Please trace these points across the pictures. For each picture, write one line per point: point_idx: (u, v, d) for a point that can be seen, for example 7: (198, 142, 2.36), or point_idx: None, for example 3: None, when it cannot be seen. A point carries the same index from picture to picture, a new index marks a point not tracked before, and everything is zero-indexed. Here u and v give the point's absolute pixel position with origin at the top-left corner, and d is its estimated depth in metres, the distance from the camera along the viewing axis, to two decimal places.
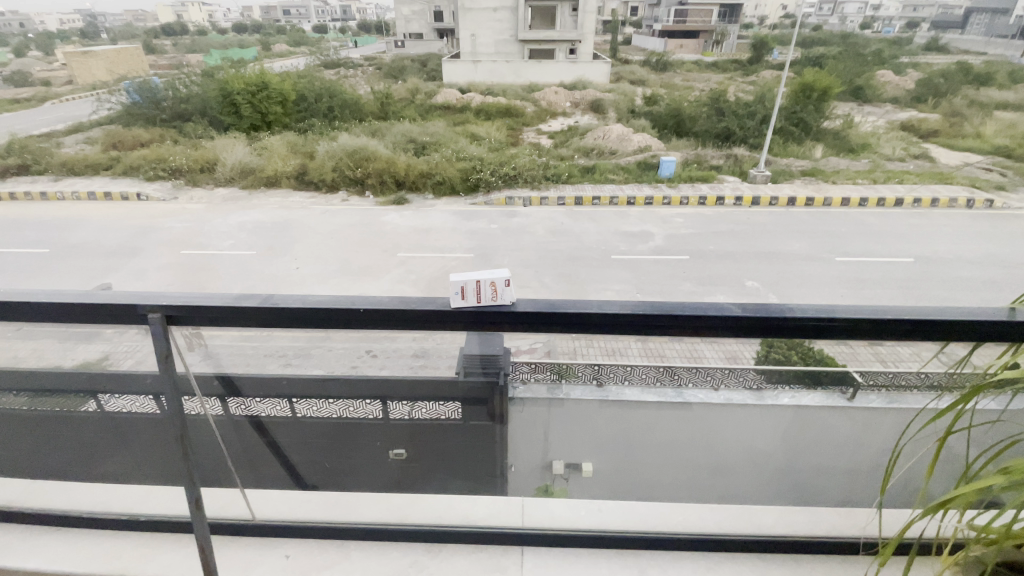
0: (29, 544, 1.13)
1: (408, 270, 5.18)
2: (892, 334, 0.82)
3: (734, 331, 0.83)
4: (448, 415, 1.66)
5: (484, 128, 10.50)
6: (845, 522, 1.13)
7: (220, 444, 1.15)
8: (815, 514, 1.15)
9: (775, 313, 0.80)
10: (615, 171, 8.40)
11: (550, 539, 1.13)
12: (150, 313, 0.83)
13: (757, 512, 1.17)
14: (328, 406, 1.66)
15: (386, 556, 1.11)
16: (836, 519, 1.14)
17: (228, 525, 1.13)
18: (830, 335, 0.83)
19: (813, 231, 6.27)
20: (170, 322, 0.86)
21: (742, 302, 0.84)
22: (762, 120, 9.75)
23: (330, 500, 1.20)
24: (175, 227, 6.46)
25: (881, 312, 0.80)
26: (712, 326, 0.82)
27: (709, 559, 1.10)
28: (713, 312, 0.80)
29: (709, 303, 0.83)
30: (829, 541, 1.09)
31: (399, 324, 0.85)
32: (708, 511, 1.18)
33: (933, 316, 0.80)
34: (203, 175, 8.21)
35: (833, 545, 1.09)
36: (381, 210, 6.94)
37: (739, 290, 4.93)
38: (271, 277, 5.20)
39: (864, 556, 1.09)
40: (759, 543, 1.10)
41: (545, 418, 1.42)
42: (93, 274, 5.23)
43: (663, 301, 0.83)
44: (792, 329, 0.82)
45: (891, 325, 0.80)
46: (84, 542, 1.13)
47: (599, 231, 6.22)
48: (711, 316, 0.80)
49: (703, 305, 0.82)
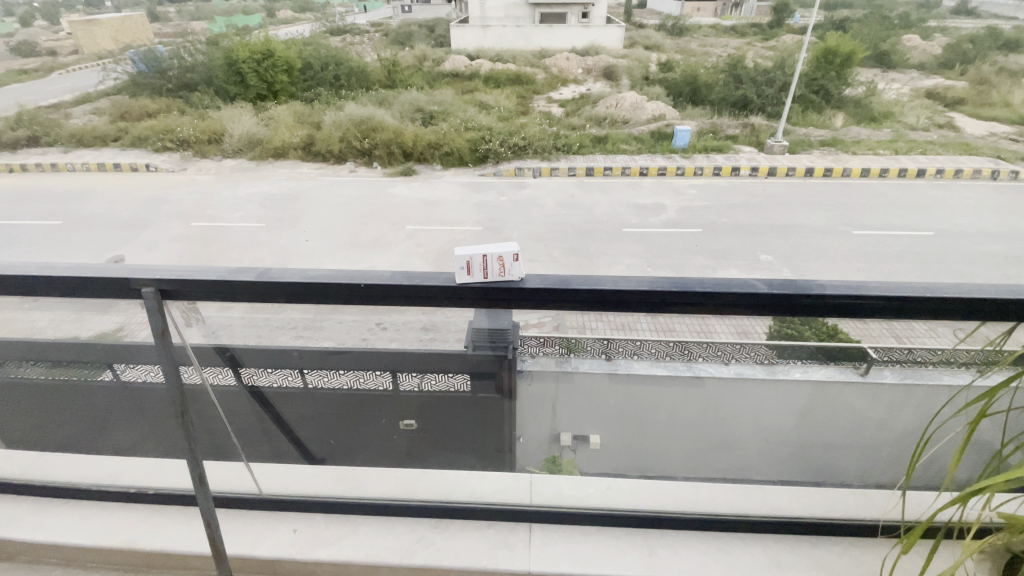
0: (38, 516, 1.15)
1: (417, 243, 5.21)
2: (926, 314, 0.78)
3: (754, 309, 0.80)
4: (458, 386, 1.72)
5: (493, 96, 10.21)
6: (864, 505, 1.11)
7: (223, 417, 1.12)
8: (830, 494, 1.14)
9: (800, 291, 0.77)
10: (629, 140, 8.20)
11: (556, 517, 1.14)
12: (143, 287, 0.82)
13: (770, 492, 1.15)
14: (338, 378, 1.49)
15: (393, 532, 1.12)
16: (851, 501, 1.12)
17: (238, 499, 1.15)
18: (854, 314, 0.79)
19: (831, 203, 6.10)
20: (164, 297, 0.85)
21: (767, 279, 0.80)
22: (781, 88, 9.39)
23: (337, 473, 1.20)
24: (184, 199, 6.51)
25: (906, 290, 0.76)
26: (733, 304, 0.79)
27: (722, 540, 1.10)
28: (737, 288, 0.77)
29: (732, 280, 0.79)
30: (844, 524, 1.08)
31: (403, 301, 0.83)
32: (720, 490, 1.16)
33: (965, 295, 0.76)
34: (210, 147, 8.17)
35: (843, 527, 1.08)
36: (389, 181, 6.92)
37: (752, 265, 4.86)
38: (279, 250, 5.22)
39: (884, 539, 1.08)
40: (769, 526, 1.10)
41: (553, 394, 1.49)
42: (105, 247, 5.31)
43: (682, 277, 0.80)
44: (814, 306, 0.79)
45: (926, 306, 0.77)
46: (93, 515, 1.16)
47: (610, 204, 6.14)
48: (733, 292, 0.77)
49: (725, 282, 0.79)
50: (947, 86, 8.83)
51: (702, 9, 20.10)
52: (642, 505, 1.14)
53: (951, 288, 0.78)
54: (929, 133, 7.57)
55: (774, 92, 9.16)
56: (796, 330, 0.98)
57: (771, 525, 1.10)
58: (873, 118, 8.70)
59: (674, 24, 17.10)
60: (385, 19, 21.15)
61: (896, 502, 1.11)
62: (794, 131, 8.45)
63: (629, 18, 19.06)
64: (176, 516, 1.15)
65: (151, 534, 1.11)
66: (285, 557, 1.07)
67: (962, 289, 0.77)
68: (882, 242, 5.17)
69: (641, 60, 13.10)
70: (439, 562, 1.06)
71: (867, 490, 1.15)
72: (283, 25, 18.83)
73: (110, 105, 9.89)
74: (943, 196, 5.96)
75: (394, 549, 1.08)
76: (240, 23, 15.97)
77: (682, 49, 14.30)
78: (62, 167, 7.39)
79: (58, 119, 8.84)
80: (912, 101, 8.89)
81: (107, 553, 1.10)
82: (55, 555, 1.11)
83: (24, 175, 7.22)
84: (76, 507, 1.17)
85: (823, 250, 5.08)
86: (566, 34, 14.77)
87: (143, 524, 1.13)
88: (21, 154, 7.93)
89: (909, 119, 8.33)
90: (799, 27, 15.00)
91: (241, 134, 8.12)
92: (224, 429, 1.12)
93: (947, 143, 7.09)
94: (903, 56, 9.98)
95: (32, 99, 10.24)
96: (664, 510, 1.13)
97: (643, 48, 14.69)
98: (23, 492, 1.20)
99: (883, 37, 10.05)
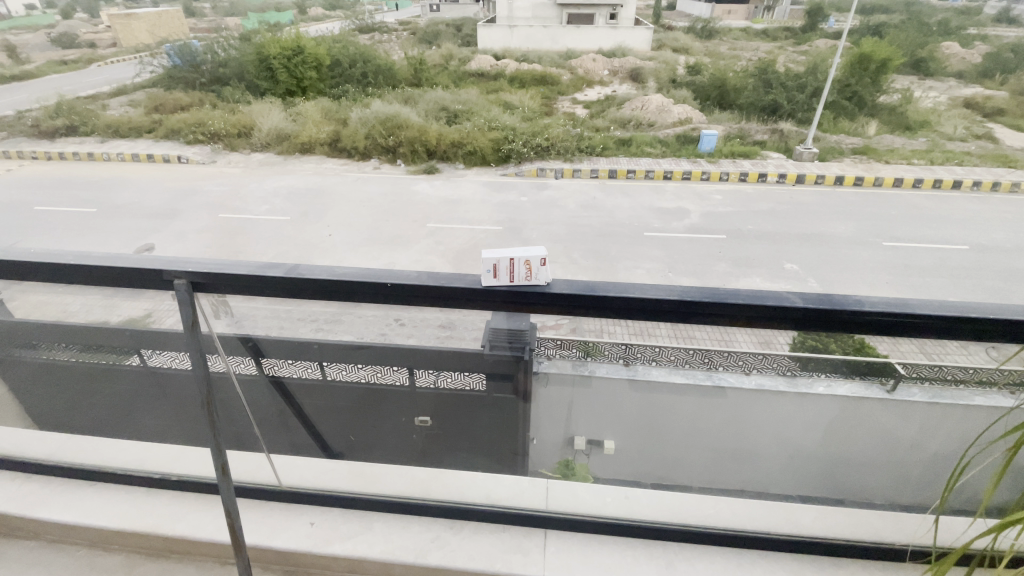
0: (64, 497, 1.19)
1: (437, 240, 5.26)
2: (966, 335, 0.75)
3: (788, 322, 0.78)
4: (473, 386, 1.73)
5: (518, 96, 10.17)
6: (890, 528, 1.07)
7: (245, 406, 1.14)
8: (855, 515, 1.10)
9: (835, 307, 0.75)
10: (653, 143, 8.10)
11: (573, 524, 1.13)
12: (175, 279, 0.84)
13: (794, 509, 1.13)
14: (355, 371, 1.70)
15: (408, 530, 1.13)
16: (880, 523, 1.09)
17: (258, 490, 1.17)
18: (890, 331, 0.77)
19: (861, 213, 5.92)
20: (195, 289, 0.87)
21: (802, 292, 0.78)
22: (812, 93, 9.14)
23: (354, 470, 1.21)
24: (214, 190, 6.71)
25: (941, 308, 0.73)
26: (766, 317, 0.77)
27: (744, 557, 1.07)
28: (772, 301, 0.75)
29: (764, 292, 0.77)
30: (872, 546, 1.05)
31: (428, 301, 0.83)
32: (742, 504, 1.14)
33: (1003, 316, 0.73)
34: (240, 140, 8.33)
35: (872, 550, 1.05)
36: (411, 179, 7.01)
37: (776, 274, 4.77)
38: (303, 243, 5.31)
39: (911, 564, 1.04)
40: (792, 546, 1.07)
41: (570, 398, 1.44)
42: (136, 234, 5.49)
43: (716, 287, 0.78)
44: (850, 323, 0.76)
45: (969, 325, 0.74)
46: (119, 498, 1.19)
47: (632, 207, 6.10)
48: (768, 305, 0.75)
49: (761, 294, 0.77)
50: (986, 96, 8.75)
51: (733, 12, 19.83)
52: (660, 516, 1.12)
53: (994, 308, 0.74)
54: (966, 144, 7.54)
55: (806, 97, 8.89)
56: (822, 342, 0.95)
57: (797, 545, 1.07)
58: (908, 126, 8.51)
59: (704, 26, 16.86)
60: (413, 18, 21.34)
61: (929, 527, 1.07)
62: (825, 138, 8.23)
63: (657, 20, 18.95)
64: (198, 503, 1.18)
65: (173, 520, 1.14)
66: (301, 549, 1.08)
67: (1003, 308, 0.74)
68: (914, 255, 5.06)
69: (668, 62, 12.91)
70: (453, 563, 1.06)
71: (898, 514, 1.10)
72: (314, 22, 19.17)
73: (146, 97, 10.22)
74: (980, 208, 5.84)
75: (409, 547, 1.09)
76: (272, 20, 16.29)
77: (711, 52, 14.12)
78: (98, 156, 7.74)
79: (95, 110, 9.17)
80: (949, 110, 8.73)
81: (130, 535, 1.13)
82: (80, 535, 1.15)
83: (64, 163, 7.54)
84: (102, 491, 1.21)
85: (852, 260, 4.96)
86: (594, 35, 14.72)
87: (167, 509, 1.16)
88: (60, 143, 8.27)
89: (945, 128, 8.16)
90: (834, 32, 14.75)
91: (269, 129, 8.27)
92: (247, 419, 1.14)
93: (984, 154, 7.10)
94: (941, 64, 9.88)
95: (72, 90, 10.64)
96: (683, 524, 1.11)
97: (671, 51, 14.53)
98: (49, 473, 1.24)
99: (920, 44, 9.91)
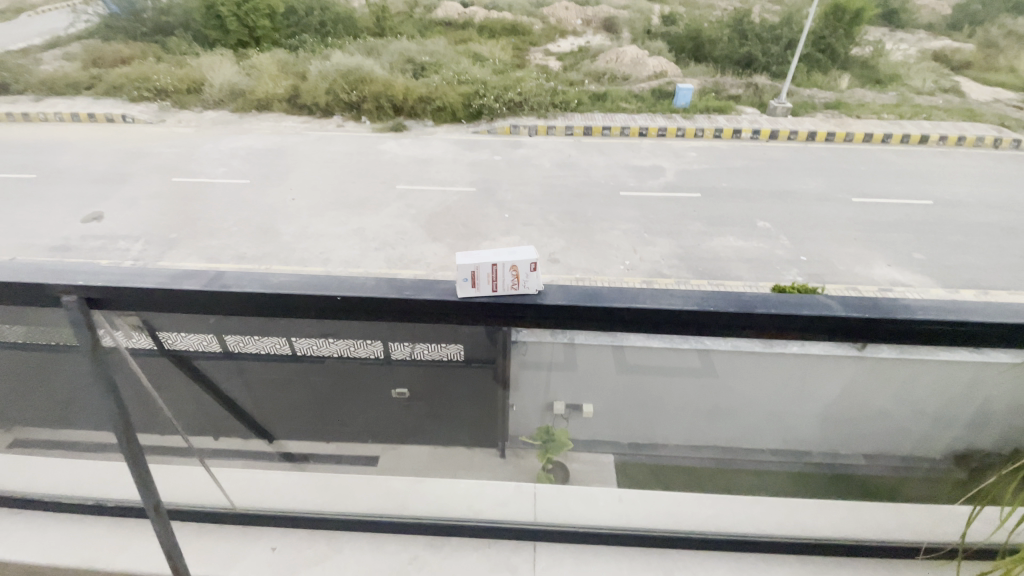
0: (28, 531, 1.39)
1: (408, 204, 5.06)
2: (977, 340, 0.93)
3: (827, 332, 0.93)
4: (453, 355, 1.36)
5: (488, 45, 9.46)
6: (902, 527, 1.33)
7: (159, 394, 1.28)
8: (861, 514, 1.35)
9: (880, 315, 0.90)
10: (629, 98, 7.82)
11: (556, 536, 1.35)
12: (66, 298, 0.94)
13: (797, 511, 1.35)
14: (328, 344, 1.39)
15: (383, 551, 1.33)
16: (883, 520, 1.34)
17: (208, 512, 1.38)
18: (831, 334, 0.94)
19: (831, 169, 6.00)
20: (91, 306, 0.96)
21: (842, 300, 0.93)
22: (787, 45, 8.97)
23: (318, 484, 1.43)
24: (164, 152, 6.24)
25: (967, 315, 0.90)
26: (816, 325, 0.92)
27: (694, 557, 1.31)
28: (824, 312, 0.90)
29: (812, 303, 0.93)
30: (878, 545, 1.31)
31: (410, 311, 0.97)
32: (704, 504, 1.38)
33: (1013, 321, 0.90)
34: (190, 97, 7.77)
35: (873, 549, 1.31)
36: (378, 137, 6.76)
37: (749, 231, 4.82)
38: (266, 210, 5.04)
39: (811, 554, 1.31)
40: (703, 542, 1.32)
41: (545, 379, 1.42)
42: (83, 202, 5.15)
43: (748, 298, 0.93)
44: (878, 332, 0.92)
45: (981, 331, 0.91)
46: (81, 534, 1.38)
47: (607, 164, 5.99)
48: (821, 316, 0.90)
49: (803, 304, 0.93)
50: None
51: None
52: (621, 522, 1.37)
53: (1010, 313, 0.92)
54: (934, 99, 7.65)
55: (780, 50, 8.70)
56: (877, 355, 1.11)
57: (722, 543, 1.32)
58: (878, 79, 8.35)
59: None
60: None
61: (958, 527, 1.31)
62: (798, 92, 8.51)
63: None
64: (211, 533, 1.35)
65: (112, 554, 1.34)
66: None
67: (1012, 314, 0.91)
68: (881, 210, 5.17)
69: None
70: None
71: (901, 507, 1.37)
72: None
73: None
74: (944, 163, 6.00)
75: (386, 567, 1.30)
76: None
77: None
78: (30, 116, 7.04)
79: None
80: None
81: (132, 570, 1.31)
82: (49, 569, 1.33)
83: None
84: (70, 525, 1.40)
85: (821, 217, 5.07)
86: None
87: (109, 540, 1.37)
88: None
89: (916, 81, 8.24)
90: None
91: (222, 86, 7.65)
92: (164, 411, 1.30)
93: None
94: None
95: None
96: (665, 530, 1.35)
97: None
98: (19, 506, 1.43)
99: None
